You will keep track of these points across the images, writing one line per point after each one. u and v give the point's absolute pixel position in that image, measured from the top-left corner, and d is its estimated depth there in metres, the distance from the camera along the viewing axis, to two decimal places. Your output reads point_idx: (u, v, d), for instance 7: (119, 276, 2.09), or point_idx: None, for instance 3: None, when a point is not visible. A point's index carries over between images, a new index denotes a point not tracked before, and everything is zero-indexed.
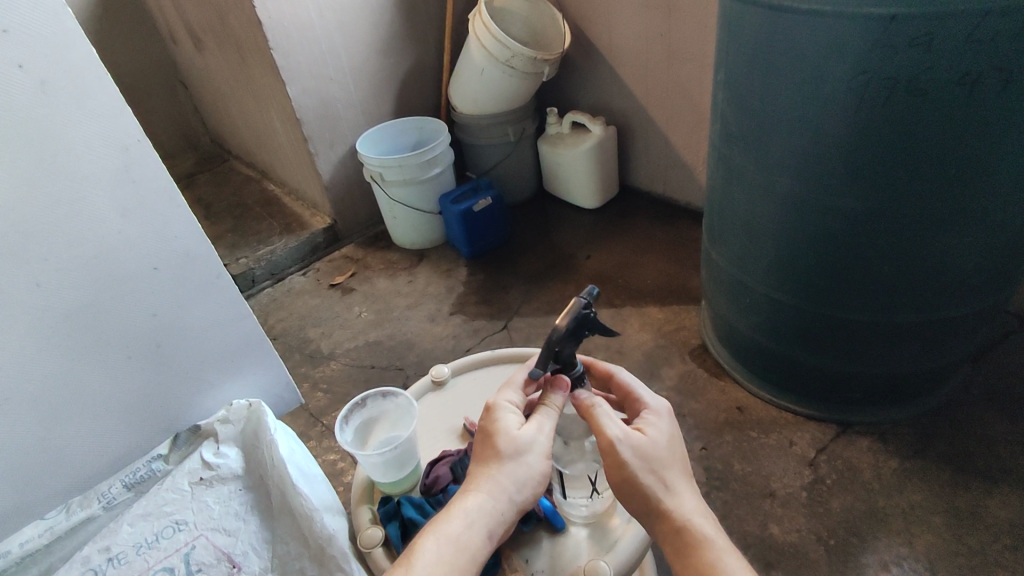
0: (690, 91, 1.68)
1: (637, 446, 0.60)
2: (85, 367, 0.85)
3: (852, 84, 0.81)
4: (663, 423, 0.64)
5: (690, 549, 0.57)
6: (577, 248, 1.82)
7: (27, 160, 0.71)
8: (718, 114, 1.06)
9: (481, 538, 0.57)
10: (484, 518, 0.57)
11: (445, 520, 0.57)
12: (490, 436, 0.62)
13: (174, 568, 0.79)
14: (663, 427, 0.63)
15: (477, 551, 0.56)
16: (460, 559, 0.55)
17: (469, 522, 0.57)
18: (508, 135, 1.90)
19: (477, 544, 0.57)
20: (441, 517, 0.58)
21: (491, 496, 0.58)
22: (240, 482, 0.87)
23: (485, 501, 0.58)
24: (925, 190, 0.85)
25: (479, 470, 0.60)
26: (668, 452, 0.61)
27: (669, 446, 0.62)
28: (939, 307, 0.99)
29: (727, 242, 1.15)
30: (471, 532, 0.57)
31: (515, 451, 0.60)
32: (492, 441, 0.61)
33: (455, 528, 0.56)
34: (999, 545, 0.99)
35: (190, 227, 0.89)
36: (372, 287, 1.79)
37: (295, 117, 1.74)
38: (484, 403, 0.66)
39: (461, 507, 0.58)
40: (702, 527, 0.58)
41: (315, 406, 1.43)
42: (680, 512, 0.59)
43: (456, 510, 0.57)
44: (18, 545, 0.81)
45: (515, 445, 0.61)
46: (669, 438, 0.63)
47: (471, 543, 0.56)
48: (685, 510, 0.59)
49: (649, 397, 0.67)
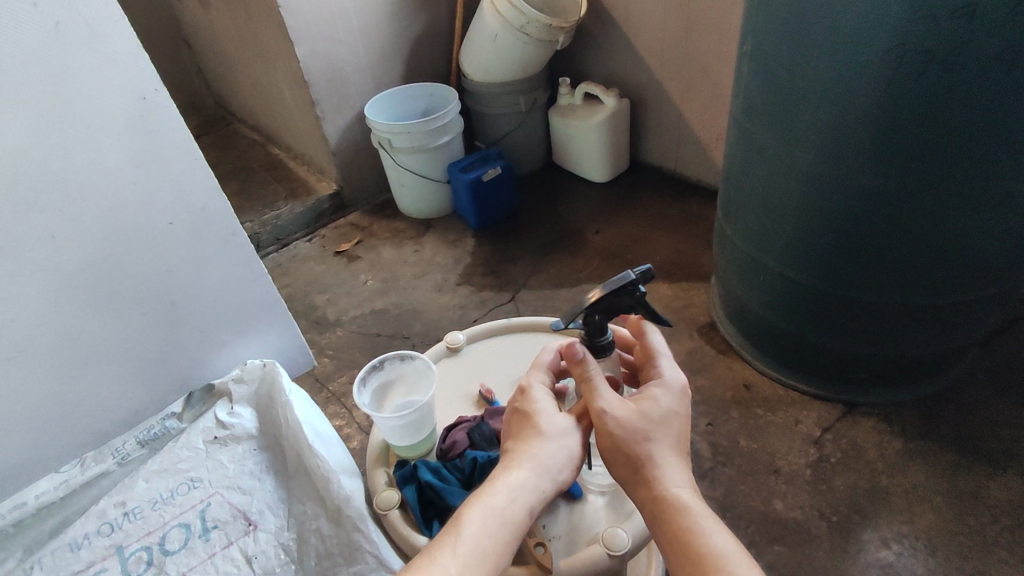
0: (707, 64, 1.64)
1: (630, 418, 0.59)
2: (100, 321, 0.85)
3: (887, 56, 0.78)
4: (667, 397, 0.61)
5: (668, 515, 0.54)
6: (586, 222, 1.80)
7: (43, 105, 0.69)
8: (742, 86, 1.04)
9: (523, 511, 0.56)
10: (528, 493, 0.57)
11: (488, 493, 0.56)
12: (529, 417, 0.62)
13: (190, 524, 0.80)
14: (665, 401, 0.60)
15: (520, 525, 0.55)
16: (504, 532, 0.54)
17: (513, 496, 0.56)
18: (519, 105, 1.87)
19: (520, 519, 0.56)
20: (484, 491, 0.56)
21: (533, 472, 0.58)
22: (254, 442, 0.87)
23: (528, 477, 0.57)
24: (953, 168, 0.83)
25: (520, 448, 0.60)
26: (664, 426, 0.59)
27: (668, 420, 0.59)
28: (958, 289, 0.97)
29: (744, 218, 1.13)
30: (515, 506, 0.56)
31: (558, 433, 0.61)
32: (533, 421, 0.62)
33: (500, 501, 0.55)
34: (999, 526, 1.00)
35: (205, 182, 0.87)
36: (378, 255, 1.78)
37: (302, 80, 1.70)
38: (517, 385, 0.66)
39: (504, 481, 0.57)
40: (681, 494, 0.55)
41: (321, 371, 1.43)
42: (661, 480, 0.56)
43: (500, 484, 0.56)
44: (34, 497, 0.82)
45: (558, 428, 0.61)
46: (669, 413, 0.59)
47: (515, 515, 0.55)
48: (666, 479, 0.57)
49: (666, 368, 0.64)
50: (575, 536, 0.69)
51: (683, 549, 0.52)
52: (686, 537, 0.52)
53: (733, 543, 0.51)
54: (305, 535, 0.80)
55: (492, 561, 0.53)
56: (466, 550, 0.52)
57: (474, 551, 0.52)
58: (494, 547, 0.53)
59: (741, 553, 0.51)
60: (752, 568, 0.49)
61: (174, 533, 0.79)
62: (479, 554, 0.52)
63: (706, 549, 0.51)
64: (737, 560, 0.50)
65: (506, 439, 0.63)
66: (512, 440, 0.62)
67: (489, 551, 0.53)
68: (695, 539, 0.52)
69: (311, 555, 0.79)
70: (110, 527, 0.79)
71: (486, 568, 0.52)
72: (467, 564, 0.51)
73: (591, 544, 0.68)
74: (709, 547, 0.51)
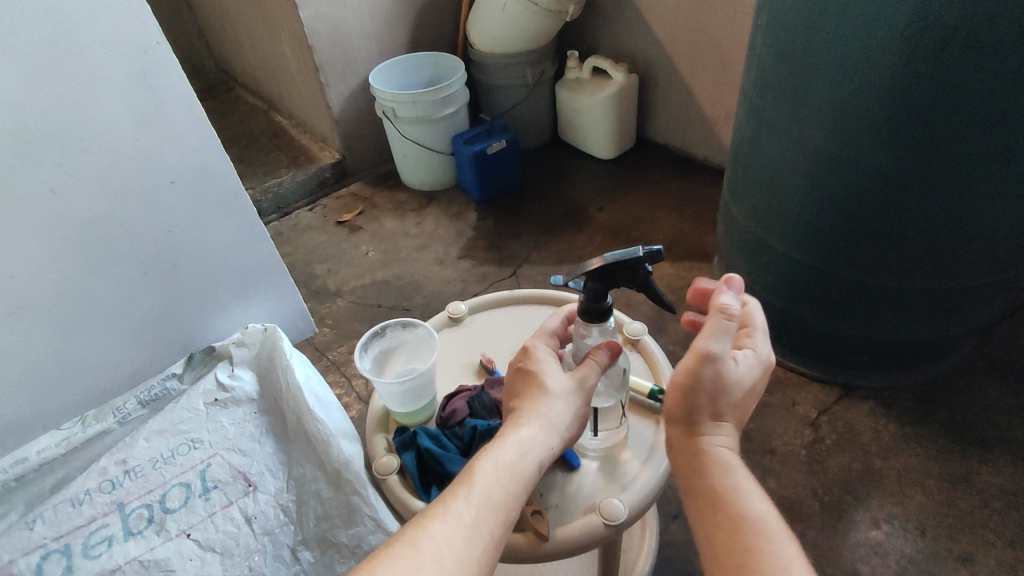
0: (719, 40, 1.61)
1: (724, 377, 0.54)
2: (101, 280, 0.84)
3: (907, 31, 0.77)
4: (758, 371, 0.57)
5: (706, 471, 0.53)
6: (590, 198, 1.78)
7: (42, 56, 0.68)
8: (754, 61, 1.02)
9: (532, 466, 0.57)
10: (537, 448, 0.58)
11: (499, 448, 0.57)
12: (534, 377, 0.63)
13: (190, 484, 0.81)
14: (755, 374, 0.57)
15: (529, 479, 0.56)
16: (515, 484, 0.55)
17: (523, 450, 0.57)
18: (526, 76, 1.83)
19: (529, 473, 0.57)
20: (493, 446, 0.57)
21: (541, 429, 0.59)
22: (254, 406, 0.88)
23: (535, 433, 0.59)
24: (967, 150, 0.82)
25: (527, 406, 0.61)
26: (741, 395, 0.56)
27: (746, 391, 0.57)
28: (965, 273, 0.97)
29: (750, 197, 1.12)
30: (525, 460, 0.57)
31: (562, 392, 0.62)
32: (538, 380, 0.63)
33: (510, 455, 0.56)
34: (989, 510, 1.02)
35: (206, 139, 0.86)
36: (380, 226, 1.77)
37: (306, 44, 1.67)
38: (521, 344, 0.68)
39: (514, 437, 0.58)
40: (725, 454, 0.54)
41: (320, 340, 1.43)
42: (707, 437, 0.55)
43: (510, 439, 0.58)
44: (36, 452, 0.82)
45: (563, 386, 0.62)
46: (750, 387, 0.57)
47: (525, 470, 0.56)
48: (712, 437, 0.55)
49: (762, 345, 0.59)
50: (571, 504, 0.68)
51: (718, 508, 0.51)
52: (725, 496, 0.51)
53: (771, 510, 0.50)
54: (305, 497, 0.81)
55: (503, 511, 0.53)
56: (478, 500, 0.53)
57: (486, 501, 0.53)
58: (506, 498, 0.54)
59: (779, 523, 0.49)
60: (789, 539, 0.48)
61: (175, 491, 0.80)
62: (491, 504, 0.53)
63: (743, 511, 0.50)
64: (775, 527, 0.48)
65: (511, 399, 0.65)
66: (517, 399, 0.63)
67: (501, 502, 0.53)
68: (732, 499, 0.51)
69: (310, 516, 0.80)
70: (111, 484, 0.79)
71: (499, 517, 0.53)
72: (481, 514, 0.52)
73: (587, 512, 0.67)
74: (747, 509, 0.50)
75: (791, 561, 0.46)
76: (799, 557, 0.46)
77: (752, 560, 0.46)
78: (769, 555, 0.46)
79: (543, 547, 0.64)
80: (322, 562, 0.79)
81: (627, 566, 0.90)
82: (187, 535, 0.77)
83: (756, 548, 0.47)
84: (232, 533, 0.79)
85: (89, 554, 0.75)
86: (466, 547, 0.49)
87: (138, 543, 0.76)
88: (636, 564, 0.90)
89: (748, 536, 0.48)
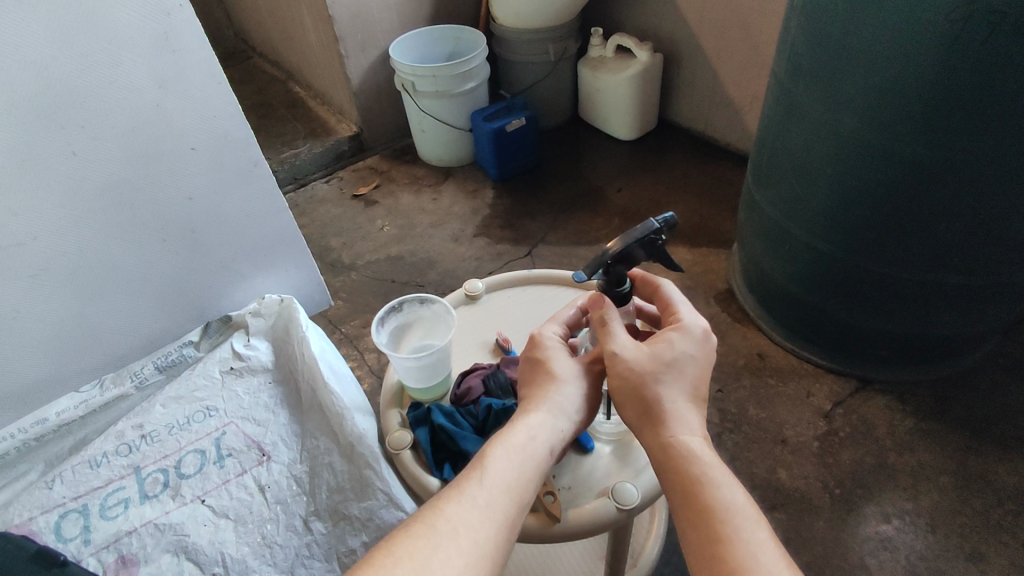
0: (749, 22, 1.56)
1: (641, 363, 0.58)
2: (120, 246, 0.85)
3: (949, 20, 0.74)
4: (678, 340, 0.59)
5: (676, 463, 0.53)
6: (607, 179, 1.76)
7: (64, 18, 0.67)
8: (787, 42, 0.98)
9: (544, 448, 0.57)
10: (547, 431, 0.58)
11: (509, 433, 0.57)
12: (543, 365, 0.64)
13: (205, 451, 0.82)
14: (680, 342, 0.59)
15: (542, 461, 0.56)
16: (529, 467, 0.55)
17: (532, 434, 0.57)
18: (548, 53, 1.79)
19: (541, 456, 0.56)
20: (503, 432, 0.57)
21: (549, 413, 0.59)
22: (269, 375, 0.89)
23: (545, 417, 0.59)
24: (1004, 142, 0.79)
25: (537, 392, 0.61)
26: (675, 369, 0.58)
27: (681, 362, 0.58)
28: (991, 270, 0.94)
29: (776, 184, 1.09)
30: (536, 443, 0.57)
31: (571, 378, 0.62)
32: (545, 367, 0.63)
33: (521, 438, 0.56)
34: (1003, 509, 1.00)
35: (227, 107, 0.85)
36: (396, 201, 1.76)
37: (327, 15, 1.64)
38: (529, 335, 0.67)
39: (523, 422, 0.58)
40: (690, 444, 0.54)
41: (334, 313, 1.44)
42: (670, 428, 0.55)
43: (518, 424, 0.58)
44: (55, 414, 0.84)
45: (572, 373, 0.63)
46: (683, 357, 0.59)
47: (536, 452, 0.56)
48: (675, 427, 0.55)
49: (684, 314, 0.62)
50: (584, 487, 0.68)
51: (688, 499, 0.50)
52: (694, 486, 0.50)
53: (744, 498, 0.49)
54: (318, 468, 0.82)
55: (518, 492, 0.53)
56: (491, 483, 0.52)
57: (500, 484, 0.53)
58: (520, 481, 0.54)
59: (750, 509, 0.48)
60: (761, 526, 0.47)
61: (190, 458, 0.81)
62: (505, 487, 0.53)
63: (714, 499, 0.49)
64: (745, 514, 0.48)
65: (522, 389, 0.65)
66: (527, 389, 0.63)
67: (515, 484, 0.53)
68: (703, 489, 0.50)
69: (322, 488, 0.81)
70: (128, 448, 0.81)
71: (514, 498, 0.52)
72: (494, 496, 0.51)
73: (599, 496, 0.67)
74: (716, 498, 0.49)
75: (761, 549, 0.45)
76: (768, 544, 0.46)
77: (720, 550, 0.46)
78: (735, 543, 0.46)
79: (555, 529, 0.65)
80: (333, 534, 0.79)
81: (636, 548, 0.90)
82: (201, 501, 0.78)
83: (723, 536, 0.46)
84: (246, 501, 0.79)
85: (106, 515, 0.76)
86: (482, 527, 0.49)
87: (153, 506, 0.77)
88: (644, 548, 0.90)
89: (716, 526, 0.47)
